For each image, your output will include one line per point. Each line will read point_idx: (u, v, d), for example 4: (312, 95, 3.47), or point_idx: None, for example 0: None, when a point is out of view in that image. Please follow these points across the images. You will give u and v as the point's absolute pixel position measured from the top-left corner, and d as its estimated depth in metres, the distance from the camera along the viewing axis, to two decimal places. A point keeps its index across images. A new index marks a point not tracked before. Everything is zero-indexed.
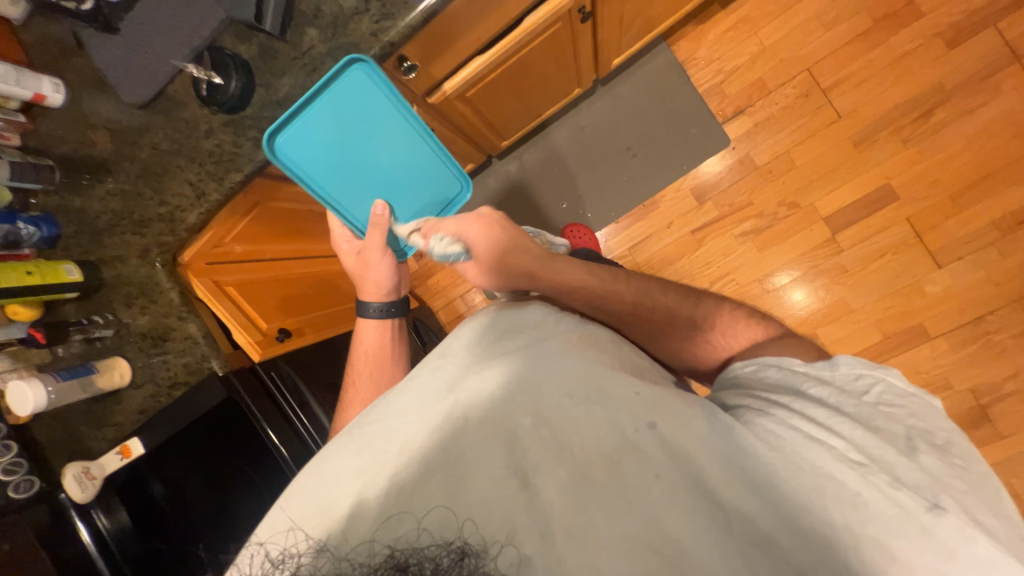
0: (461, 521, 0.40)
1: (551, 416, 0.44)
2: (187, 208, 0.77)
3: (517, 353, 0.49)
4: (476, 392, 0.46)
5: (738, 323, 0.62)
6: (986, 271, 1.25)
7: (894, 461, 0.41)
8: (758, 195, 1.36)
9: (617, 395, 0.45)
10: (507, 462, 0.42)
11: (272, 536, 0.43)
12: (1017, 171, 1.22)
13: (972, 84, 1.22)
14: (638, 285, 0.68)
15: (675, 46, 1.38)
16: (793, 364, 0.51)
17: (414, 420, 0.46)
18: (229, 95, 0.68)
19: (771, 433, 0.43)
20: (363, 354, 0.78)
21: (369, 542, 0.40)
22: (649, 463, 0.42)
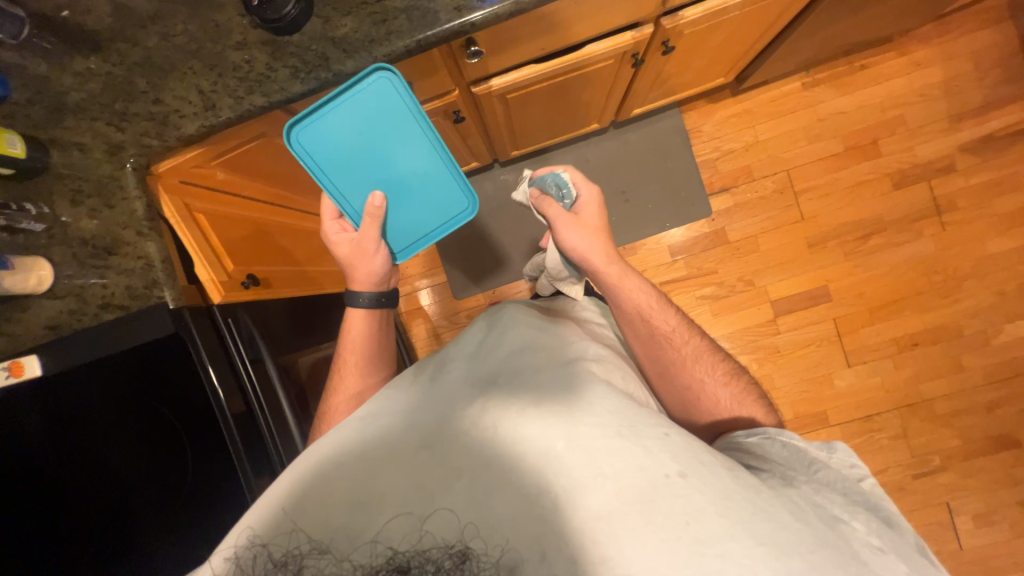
0: (467, 526, 0.50)
1: (582, 449, 0.53)
2: (187, 116, 0.68)
3: (546, 384, 0.60)
4: (509, 416, 0.56)
5: (747, 395, 0.75)
6: (881, 378, 1.48)
7: (907, 551, 0.53)
8: (723, 266, 1.50)
9: (644, 437, 0.54)
10: (535, 483, 0.52)
11: (273, 538, 0.50)
12: (920, 302, 1.46)
13: (904, 222, 1.45)
14: (677, 330, 0.79)
15: (686, 115, 1.50)
16: (795, 439, 0.65)
17: (452, 432, 0.57)
18: (283, 15, 0.63)
19: (795, 501, 0.54)
20: (353, 342, 0.80)
21: (370, 544, 0.49)
22: (682, 507, 0.50)
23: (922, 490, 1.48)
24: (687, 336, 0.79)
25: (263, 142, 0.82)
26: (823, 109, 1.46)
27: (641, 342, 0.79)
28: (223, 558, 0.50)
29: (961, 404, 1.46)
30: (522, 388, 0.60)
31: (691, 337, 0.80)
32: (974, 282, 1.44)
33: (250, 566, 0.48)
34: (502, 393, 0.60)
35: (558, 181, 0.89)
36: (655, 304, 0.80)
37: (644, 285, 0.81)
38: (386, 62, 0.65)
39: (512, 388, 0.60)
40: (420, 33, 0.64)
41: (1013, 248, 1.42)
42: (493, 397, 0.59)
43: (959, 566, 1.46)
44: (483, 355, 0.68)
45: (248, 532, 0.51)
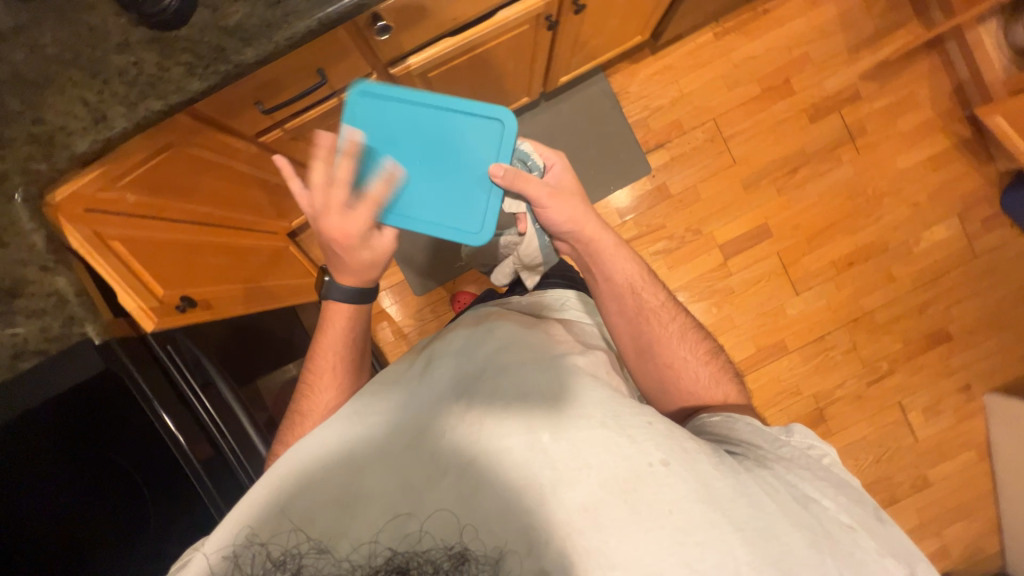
0: (462, 526, 0.50)
1: (573, 444, 0.53)
2: (75, 133, 0.62)
3: (532, 376, 0.59)
4: (496, 411, 0.56)
5: (723, 374, 0.78)
6: (827, 299, 1.58)
7: (869, 525, 0.57)
8: (670, 220, 1.55)
9: (635, 427, 0.55)
10: (526, 479, 0.52)
11: (271, 537, 0.50)
12: (849, 224, 1.57)
13: (824, 152, 1.55)
14: (664, 308, 0.81)
15: (612, 78, 1.52)
16: (758, 423, 0.67)
17: (437, 430, 0.55)
18: (165, 9, 0.58)
19: (771, 480, 0.57)
20: (328, 342, 0.77)
21: (370, 543, 0.49)
22: (665, 496, 0.51)
23: (877, 395, 1.61)
24: (676, 316, 0.82)
25: (175, 154, 0.75)
26: (736, 56, 1.53)
27: (629, 319, 0.80)
28: (220, 558, 0.50)
29: (897, 311, 1.59)
30: (507, 381, 0.59)
31: (675, 317, 0.81)
32: (891, 198, 1.56)
33: (249, 566, 0.48)
34: (491, 388, 0.58)
35: (521, 154, 0.82)
36: (646, 281, 0.82)
37: (636, 261, 0.83)
38: (289, 46, 0.62)
39: (501, 381, 0.59)
40: (319, 12, 0.61)
41: (918, 162, 1.56)
42: (480, 393, 0.58)
43: (917, 455, 1.61)
44: (468, 343, 0.65)
45: (247, 533, 0.50)
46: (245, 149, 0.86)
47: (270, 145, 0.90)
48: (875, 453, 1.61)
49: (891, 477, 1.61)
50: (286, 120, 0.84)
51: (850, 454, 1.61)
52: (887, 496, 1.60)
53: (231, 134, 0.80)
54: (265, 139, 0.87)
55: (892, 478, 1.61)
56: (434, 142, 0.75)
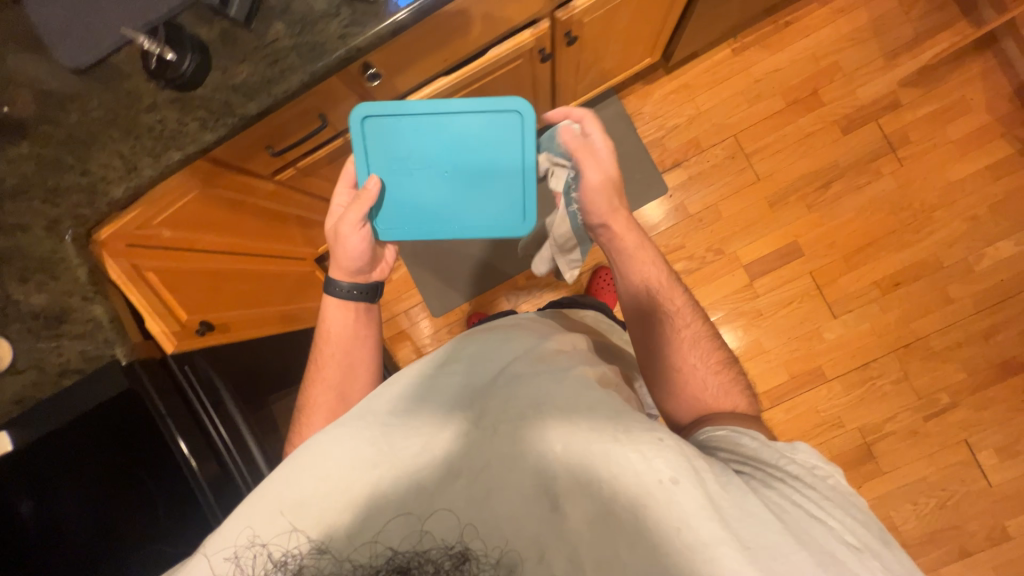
0: (463, 528, 0.49)
1: (577, 452, 0.53)
2: (113, 181, 0.72)
3: (542, 387, 0.61)
4: (507, 418, 0.57)
5: (734, 387, 0.72)
6: (870, 323, 1.45)
7: (881, 551, 0.51)
8: (689, 239, 1.50)
9: (642, 440, 0.52)
10: (535, 486, 0.52)
11: (273, 536, 0.51)
12: (894, 241, 1.44)
13: (860, 164, 1.44)
14: (682, 313, 0.77)
15: (625, 100, 1.52)
16: (764, 438, 0.62)
17: (445, 433, 0.56)
18: (182, 73, 0.67)
19: (776, 501, 0.53)
20: (335, 332, 0.84)
21: (370, 543, 0.49)
22: (671, 513, 0.48)
23: (937, 431, 1.44)
24: (694, 320, 0.77)
25: (198, 195, 0.84)
26: (757, 71, 1.48)
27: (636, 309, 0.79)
28: (223, 559, 0.51)
29: (958, 336, 1.42)
30: (518, 392, 0.60)
31: (693, 323, 0.77)
32: (944, 212, 1.42)
33: (251, 566, 0.50)
34: (501, 398, 0.60)
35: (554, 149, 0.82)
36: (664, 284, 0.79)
37: (659, 262, 0.81)
38: (286, 98, 0.69)
39: (512, 390, 0.61)
40: (310, 67, 0.68)
41: (975, 171, 1.41)
42: (490, 401, 0.60)
43: (990, 503, 1.41)
44: (479, 358, 0.68)
45: (248, 533, 0.52)
46: (263, 187, 0.96)
47: (286, 183, 0.99)
48: (939, 498, 1.43)
49: (960, 527, 1.41)
50: (297, 159, 0.92)
51: (906, 496, 1.44)
52: (954, 548, 1.40)
53: (250, 175, 0.90)
54: (280, 177, 0.96)
55: (961, 527, 1.41)
56: (448, 145, 0.80)
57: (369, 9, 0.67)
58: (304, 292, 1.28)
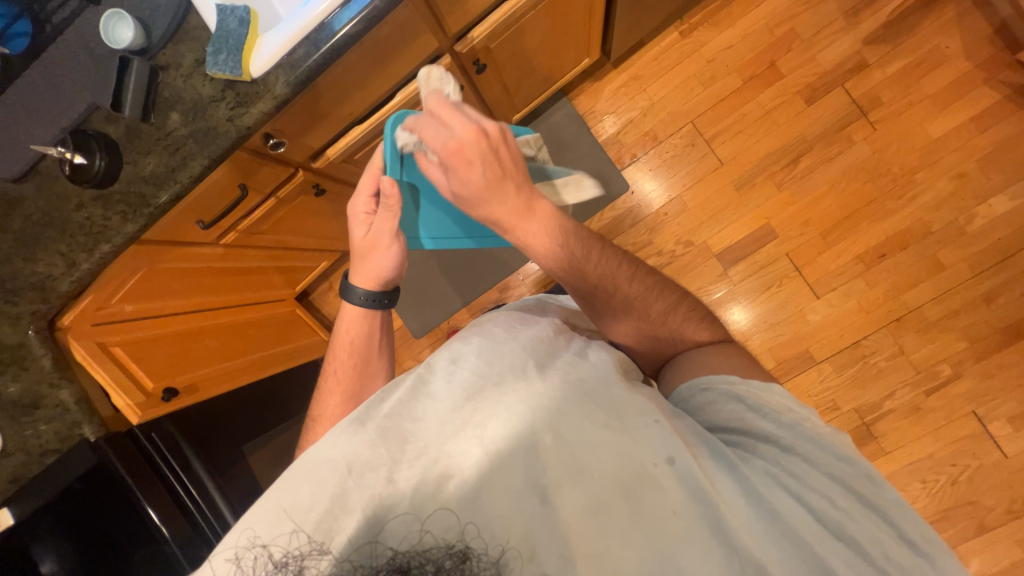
0: (464, 525, 0.49)
1: (576, 443, 0.53)
2: (58, 278, 0.79)
3: (542, 375, 0.57)
4: (508, 410, 0.54)
5: (688, 324, 0.72)
6: (856, 299, 1.38)
7: (864, 495, 0.53)
8: (657, 234, 1.46)
9: (639, 428, 0.54)
10: (533, 478, 0.51)
11: (271, 539, 0.49)
12: (876, 210, 1.35)
13: (830, 134, 1.36)
14: (620, 269, 0.71)
15: (576, 100, 1.48)
16: (745, 388, 0.61)
17: (442, 426, 0.54)
18: (95, 174, 0.71)
19: (765, 467, 0.54)
20: (345, 336, 0.82)
21: (370, 544, 0.48)
22: (665, 497, 0.51)
23: (941, 405, 1.36)
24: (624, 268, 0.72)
25: (149, 271, 0.91)
26: (708, 51, 1.41)
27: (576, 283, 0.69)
28: (221, 562, 0.49)
29: (954, 304, 1.34)
30: (521, 379, 0.56)
31: (628, 274, 0.71)
32: (926, 173, 1.32)
33: (251, 567, 0.48)
34: (501, 385, 0.56)
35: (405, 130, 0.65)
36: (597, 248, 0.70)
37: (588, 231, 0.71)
38: (192, 183, 0.72)
39: (512, 377, 0.57)
40: (208, 151, 0.71)
41: (958, 125, 1.30)
42: (489, 389, 0.56)
43: (1006, 475, 1.33)
44: (472, 338, 0.64)
45: (248, 534, 0.50)
46: (212, 251, 1.01)
47: (233, 243, 1.04)
48: (949, 474, 1.36)
49: (976, 502, 1.34)
50: (235, 223, 0.96)
51: (914, 475, 1.38)
52: (970, 525, 1.34)
53: (193, 245, 0.95)
54: (226, 241, 1.01)
55: (977, 503, 1.34)
56: None
57: (251, 88, 0.69)
58: (286, 336, 1.34)
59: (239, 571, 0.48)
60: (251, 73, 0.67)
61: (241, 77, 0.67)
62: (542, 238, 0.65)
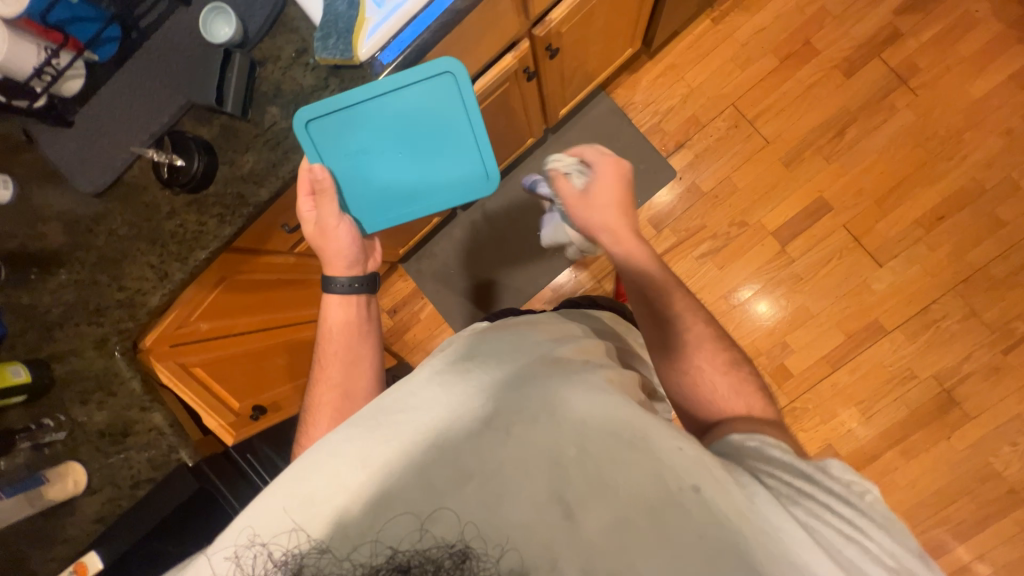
0: (465, 526, 0.46)
1: (597, 455, 0.49)
2: (149, 291, 0.74)
3: (560, 385, 0.55)
4: (524, 417, 0.51)
5: (746, 385, 0.65)
6: (920, 264, 1.37)
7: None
8: (709, 218, 1.45)
9: (664, 445, 0.49)
10: (550, 489, 0.47)
11: (273, 536, 0.47)
12: (926, 174, 1.36)
13: (872, 104, 1.38)
14: (683, 311, 0.69)
15: (614, 93, 1.49)
16: (789, 449, 0.54)
17: (456, 430, 0.51)
18: (194, 175, 0.68)
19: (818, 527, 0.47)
20: (329, 324, 0.73)
21: (373, 542, 0.45)
22: (692, 524, 0.46)
23: (1021, 362, 1.34)
24: (679, 305, 0.70)
25: (228, 283, 0.86)
26: (741, 35, 1.43)
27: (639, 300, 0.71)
28: (224, 559, 0.48)
29: (1019, 260, 1.33)
30: (538, 385, 0.55)
31: (687, 317, 0.69)
32: (974, 133, 1.34)
33: (251, 566, 0.46)
34: (518, 394, 0.54)
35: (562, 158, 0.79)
36: (660, 281, 0.70)
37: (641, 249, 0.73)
38: (293, 177, 0.70)
39: (534, 385, 0.55)
40: None
41: (996, 84, 1.33)
42: (505, 394, 0.54)
43: None
44: (492, 344, 0.62)
45: (248, 532, 0.48)
46: (285, 261, 0.96)
47: (305, 253, 1.00)
48: None
49: None
50: None
51: (1003, 438, 1.35)
52: None
53: (271, 253, 0.91)
54: (299, 249, 0.97)
55: None
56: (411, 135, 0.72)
57: (357, 74, 0.67)
58: None
59: (239, 571, 0.47)
60: (360, 56, 0.65)
61: (350, 61, 0.65)
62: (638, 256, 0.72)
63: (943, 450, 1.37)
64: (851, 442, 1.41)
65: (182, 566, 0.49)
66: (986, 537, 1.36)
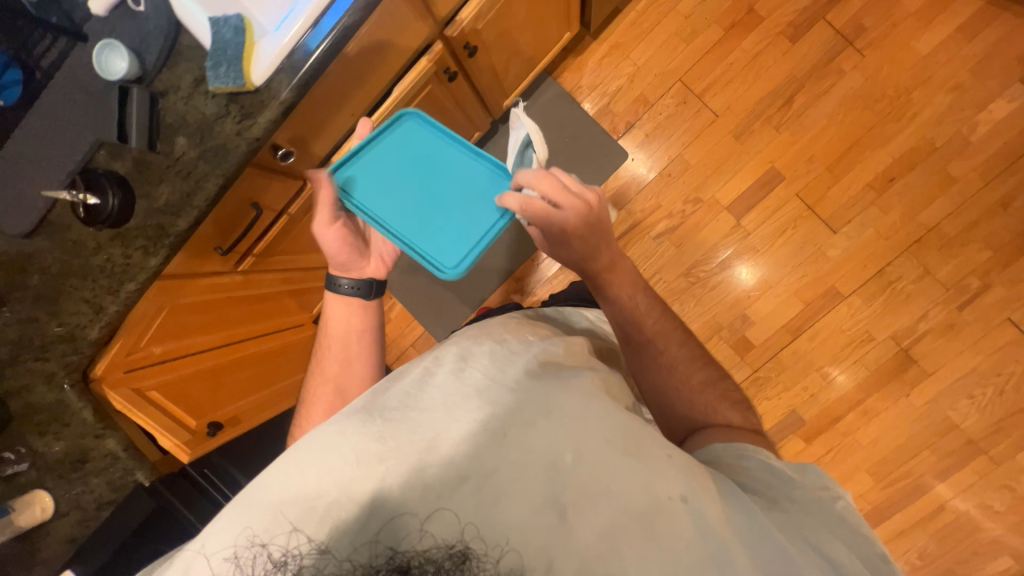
0: (463, 525, 0.48)
1: (592, 461, 0.51)
2: (87, 325, 0.77)
3: (557, 390, 0.56)
4: (522, 422, 0.53)
5: (725, 401, 0.74)
6: (874, 228, 1.38)
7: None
8: (663, 197, 1.46)
9: (654, 457, 0.53)
10: (547, 492, 0.50)
11: (272, 538, 0.49)
12: (876, 136, 1.35)
13: (819, 69, 1.36)
14: (665, 335, 0.78)
15: (561, 78, 1.47)
16: (767, 458, 0.63)
17: (459, 434, 0.53)
18: (109, 213, 0.69)
19: (794, 537, 0.53)
20: (336, 321, 0.88)
21: (370, 543, 0.47)
22: (678, 530, 0.50)
23: (975, 318, 1.36)
24: (668, 327, 0.78)
25: (173, 307, 0.88)
26: (684, 8, 1.41)
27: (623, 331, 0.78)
28: (223, 559, 0.49)
29: (971, 216, 1.33)
30: (537, 389, 0.56)
31: (671, 340, 0.78)
32: (922, 91, 1.32)
33: (251, 566, 0.48)
34: (518, 398, 0.55)
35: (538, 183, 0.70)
36: (648, 313, 0.78)
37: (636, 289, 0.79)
38: (209, 205, 0.72)
39: (532, 388, 0.57)
40: (221, 170, 0.70)
41: (943, 39, 1.30)
42: (504, 398, 0.55)
43: None
44: (493, 345, 0.63)
45: (247, 533, 0.49)
46: (232, 279, 0.99)
47: (252, 268, 1.02)
48: (995, 384, 1.36)
49: None
50: (252, 247, 0.95)
51: (961, 392, 1.38)
52: None
53: (214, 274, 0.93)
54: (244, 266, 0.99)
55: None
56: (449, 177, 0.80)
57: (255, 98, 0.68)
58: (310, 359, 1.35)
59: (238, 571, 0.48)
60: (254, 82, 0.66)
61: (244, 88, 0.66)
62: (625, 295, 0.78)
63: (904, 408, 1.41)
64: (815, 405, 1.44)
65: (181, 554, 0.51)
66: (947, 487, 1.40)
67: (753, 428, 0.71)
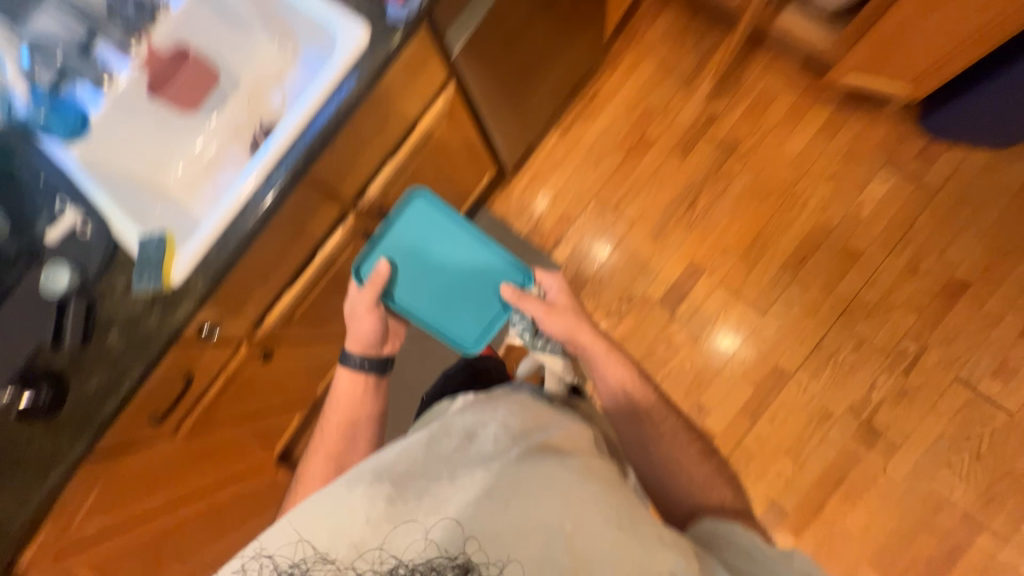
0: (450, 558, 0.55)
1: (586, 534, 0.54)
2: (10, 518, 0.79)
3: (564, 467, 0.60)
4: (524, 492, 0.57)
5: (716, 481, 0.76)
6: (800, 305, 1.44)
7: None
8: (600, 299, 1.55)
9: (652, 545, 0.54)
10: (538, 559, 0.53)
11: (280, 549, 0.58)
12: (777, 224, 1.49)
13: (712, 175, 1.55)
14: (653, 409, 0.84)
15: (492, 207, 1.66)
16: (755, 542, 0.62)
17: (467, 490, 0.59)
18: (41, 405, 0.77)
19: None
20: (343, 392, 0.93)
21: (366, 559, 0.57)
22: None
23: (924, 381, 1.36)
24: (661, 411, 0.84)
25: (109, 480, 0.90)
26: (587, 140, 1.64)
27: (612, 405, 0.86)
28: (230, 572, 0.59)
29: (885, 284, 1.41)
30: (542, 461, 0.60)
31: (660, 416, 0.83)
32: (805, 183, 1.49)
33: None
34: (524, 468, 0.60)
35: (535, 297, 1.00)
36: (642, 391, 0.86)
37: (626, 364, 0.88)
38: (134, 389, 0.79)
39: (541, 462, 0.60)
40: (145, 357, 0.79)
41: (810, 139, 1.51)
42: (510, 466, 0.60)
43: (1018, 434, 1.30)
44: (510, 414, 0.70)
45: (256, 548, 0.59)
46: (173, 441, 1.01)
47: (196, 425, 1.04)
48: (969, 448, 1.32)
49: (1007, 470, 1.29)
50: (192, 407, 1.00)
51: (938, 461, 1.32)
52: (1021, 497, 1.28)
53: (154, 439, 0.96)
54: (185, 428, 1.02)
55: (1008, 470, 1.29)
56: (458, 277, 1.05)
57: (174, 293, 0.79)
58: (260, 506, 1.33)
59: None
60: (172, 281, 0.78)
61: (162, 286, 0.79)
62: (612, 370, 0.87)
63: (885, 486, 1.34)
64: (794, 494, 1.37)
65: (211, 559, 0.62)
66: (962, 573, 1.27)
67: (744, 507, 0.72)
